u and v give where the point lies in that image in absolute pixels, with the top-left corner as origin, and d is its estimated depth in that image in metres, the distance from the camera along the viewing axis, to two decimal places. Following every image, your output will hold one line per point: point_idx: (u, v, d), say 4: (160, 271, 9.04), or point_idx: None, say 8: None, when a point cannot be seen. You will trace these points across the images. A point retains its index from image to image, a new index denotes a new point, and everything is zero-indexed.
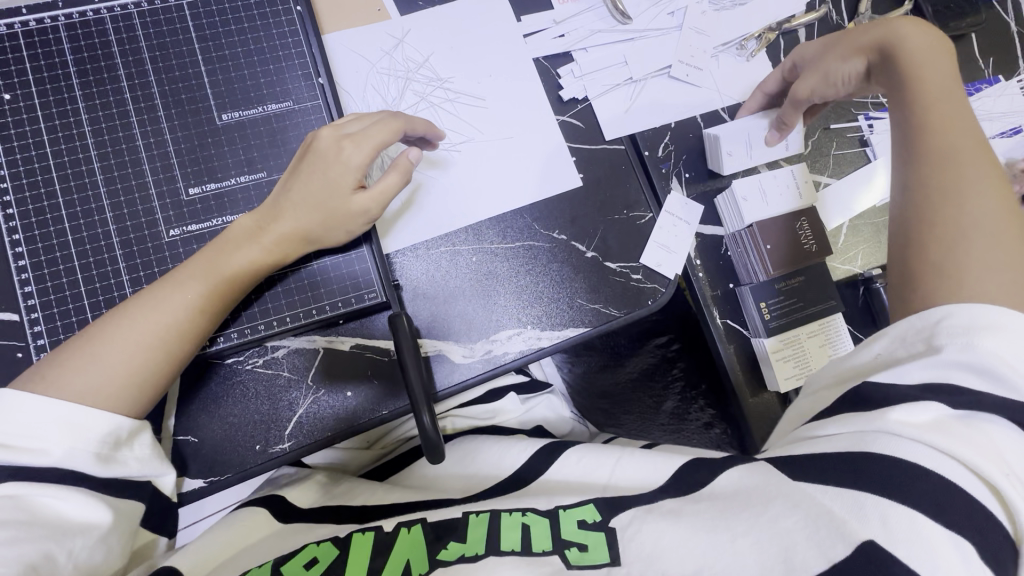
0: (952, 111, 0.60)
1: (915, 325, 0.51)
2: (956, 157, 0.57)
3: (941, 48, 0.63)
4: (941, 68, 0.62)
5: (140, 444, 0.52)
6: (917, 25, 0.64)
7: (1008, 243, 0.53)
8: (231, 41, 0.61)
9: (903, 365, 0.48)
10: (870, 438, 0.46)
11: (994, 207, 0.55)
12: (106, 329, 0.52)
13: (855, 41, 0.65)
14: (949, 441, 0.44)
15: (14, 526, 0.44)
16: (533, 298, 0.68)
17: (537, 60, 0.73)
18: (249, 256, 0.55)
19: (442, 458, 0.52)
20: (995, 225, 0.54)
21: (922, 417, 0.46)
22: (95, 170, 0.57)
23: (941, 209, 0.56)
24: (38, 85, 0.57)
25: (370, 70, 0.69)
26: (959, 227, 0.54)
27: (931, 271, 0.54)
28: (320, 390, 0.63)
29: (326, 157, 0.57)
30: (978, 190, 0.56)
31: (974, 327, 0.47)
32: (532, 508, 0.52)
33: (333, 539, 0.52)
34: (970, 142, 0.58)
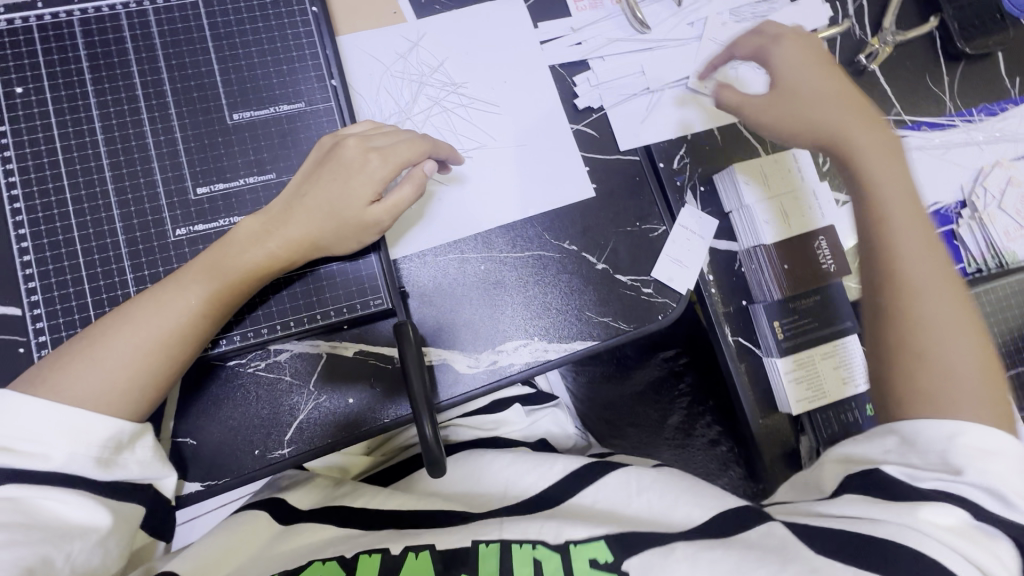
0: (913, 221, 0.58)
1: (925, 434, 0.49)
2: (920, 270, 0.56)
3: (893, 148, 0.61)
4: (892, 173, 0.60)
5: (142, 447, 0.51)
6: (864, 122, 0.62)
7: (983, 369, 0.52)
8: (246, 40, 0.60)
9: (915, 468, 0.48)
10: (893, 530, 0.45)
11: (959, 324, 0.54)
12: (110, 332, 0.50)
13: (815, 116, 0.63)
14: (969, 548, 0.44)
15: (12, 528, 0.43)
16: (542, 321, 0.66)
17: (553, 68, 0.72)
18: (255, 260, 0.54)
19: (442, 472, 0.51)
20: (965, 348, 0.53)
21: (946, 519, 0.45)
22: (103, 166, 0.56)
23: (917, 337, 0.54)
24: (50, 80, 0.56)
25: (384, 73, 0.68)
26: (936, 355, 0.53)
27: (916, 397, 0.52)
28: (322, 395, 0.62)
29: (349, 164, 0.56)
30: (944, 312, 0.54)
31: (985, 450, 0.47)
32: (542, 540, 0.50)
33: (340, 557, 0.51)
34: (932, 256, 0.57)
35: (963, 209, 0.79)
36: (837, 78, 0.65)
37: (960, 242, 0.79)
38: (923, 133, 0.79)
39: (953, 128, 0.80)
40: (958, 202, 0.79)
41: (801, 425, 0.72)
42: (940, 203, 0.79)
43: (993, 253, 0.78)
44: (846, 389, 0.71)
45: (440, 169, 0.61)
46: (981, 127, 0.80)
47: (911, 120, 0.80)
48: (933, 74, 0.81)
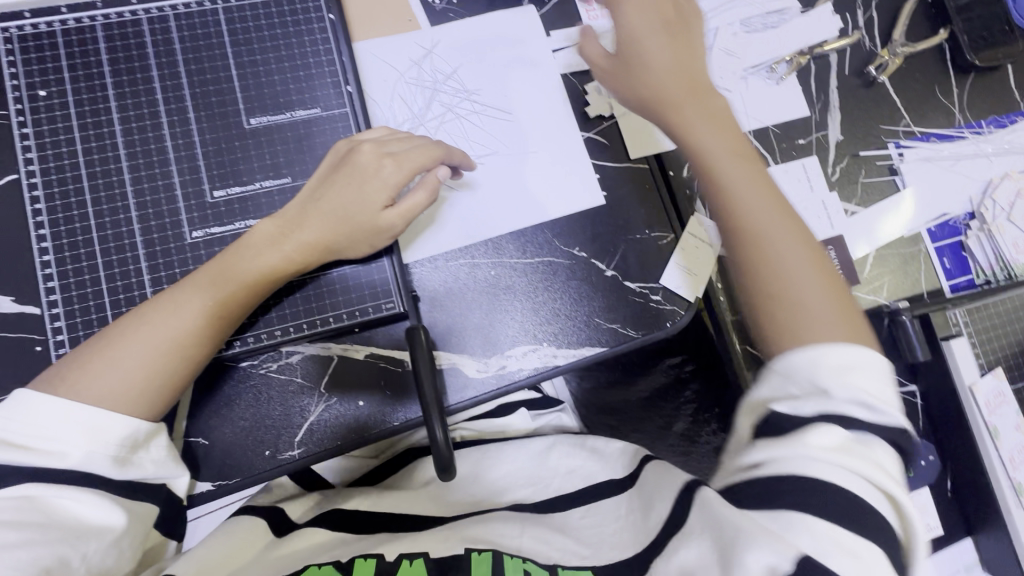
0: (743, 166, 0.57)
1: (793, 367, 0.47)
2: (772, 207, 0.55)
3: (710, 103, 0.61)
4: (698, 115, 0.60)
5: (156, 446, 0.52)
6: (662, 57, 0.63)
7: (831, 296, 0.51)
8: (264, 46, 0.61)
9: (799, 400, 0.45)
10: (791, 467, 0.42)
11: (808, 256, 0.53)
12: (125, 333, 0.51)
13: (636, 61, 0.63)
14: (856, 464, 0.41)
15: (29, 527, 0.44)
16: (551, 326, 0.67)
17: (565, 75, 0.72)
18: (269, 262, 0.54)
19: (453, 475, 0.52)
20: (817, 278, 0.51)
21: (830, 440, 0.43)
22: (123, 168, 0.57)
23: (765, 274, 0.52)
24: (73, 83, 0.57)
25: (398, 79, 0.69)
26: (793, 289, 0.51)
27: (780, 334, 0.50)
28: (332, 397, 0.62)
29: (364, 169, 0.56)
30: (791, 249, 0.53)
31: (847, 369, 0.46)
32: (533, 557, 0.49)
33: (335, 563, 0.50)
34: (756, 191, 0.56)
35: (972, 221, 0.79)
36: (666, 29, 0.64)
37: (968, 254, 0.78)
38: (932, 145, 0.79)
39: (962, 140, 0.80)
40: (967, 214, 0.79)
41: None
42: (949, 214, 0.79)
43: (1002, 265, 0.78)
44: None
45: (453, 174, 0.61)
46: (990, 138, 0.81)
47: (920, 131, 0.80)
48: (943, 85, 0.81)
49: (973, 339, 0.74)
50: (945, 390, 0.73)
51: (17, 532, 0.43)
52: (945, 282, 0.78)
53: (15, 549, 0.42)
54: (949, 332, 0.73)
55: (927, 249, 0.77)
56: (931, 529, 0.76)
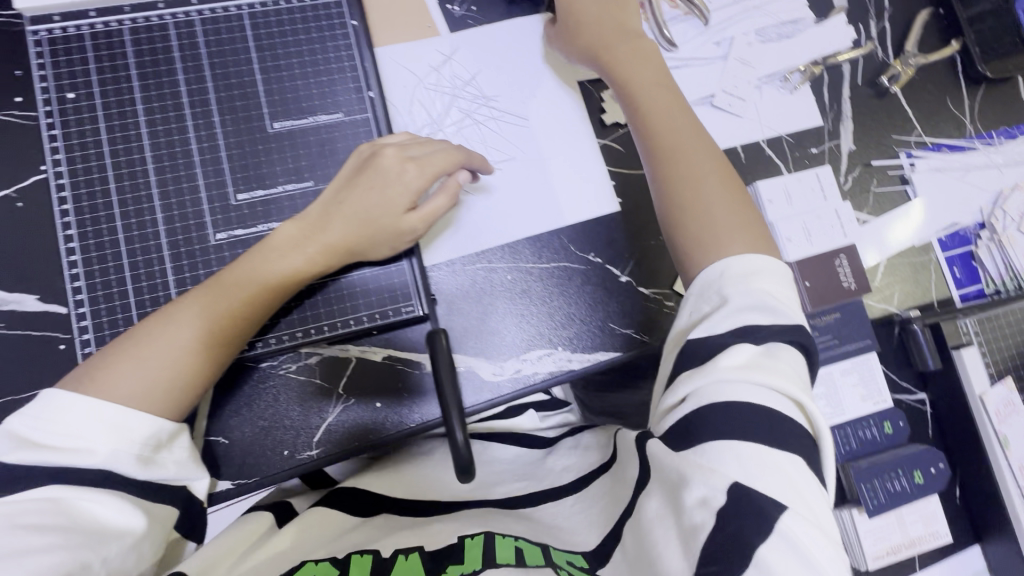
0: (665, 103, 0.63)
1: (705, 280, 0.53)
2: (690, 136, 0.61)
3: (637, 47, 0.67)
4: (627, 58, 0.66)
5: (179, 447, 0.52)
6: (597, 10, 0.68)
7: (736, 208, 0.57)
8: (288, 52, 0.62)
9: (710, 318, 0.50)
10: (706, 388, 0.46)
11: (721, 175, 0.59)
12: (156, 327, 0.53)
13: (575, 12, 0.68)
14: (764, 375, 0.46)
15: (53, 531, 0.43)
16: (566, 331, 0.68)
17: (581, 83, 0.73)
18: (293, 264, 0.55)
19: (471, 478, 0.52)
20: (726, 195, 0.58)
21: (739, 357, 0.47)
22: (149, 170, 0.58)
23: (680, 191, 0.58)
24: (100, 86, 0.58)
25: (418, 85, 0.70)
26: (705, 206, 0.57)
27: (693, 247, 0.56)
28: (350, 398, 0.63)
29: (387, 173, 0.57)
30: (706, 170, 0.59)
31: (749, 272, 0.52)
32: (523, 539, 0.49)
33: (330, 561, 0.49)
34: (679, 124, 0.62)
35: (982, 231, 0.79)
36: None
37: (979, 264, 0.79)
38: (943, 155, 0.80)
39: (973, 151, 0.81)
40: (977, 224, 0.80)
41: None
42: (960, 224, 0.80)
43: (1012, 275, 0.79)
44: (865, 406, 0.73)
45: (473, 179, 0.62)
46: (1001, 149, 0.81)
47: (931, 142, 0.81)
48: (954, 97, 0.82)
49: (983, 348, 0.75)
50: (956, 399, 0.74)
51: (41, 536, 0.42)
52: (955, 291, 0.78)
53: (39, 553, 0.41)
54: (960, 341, 0.73)
55: (938, 259, 0.78)
56: (939, 536, 0.76)
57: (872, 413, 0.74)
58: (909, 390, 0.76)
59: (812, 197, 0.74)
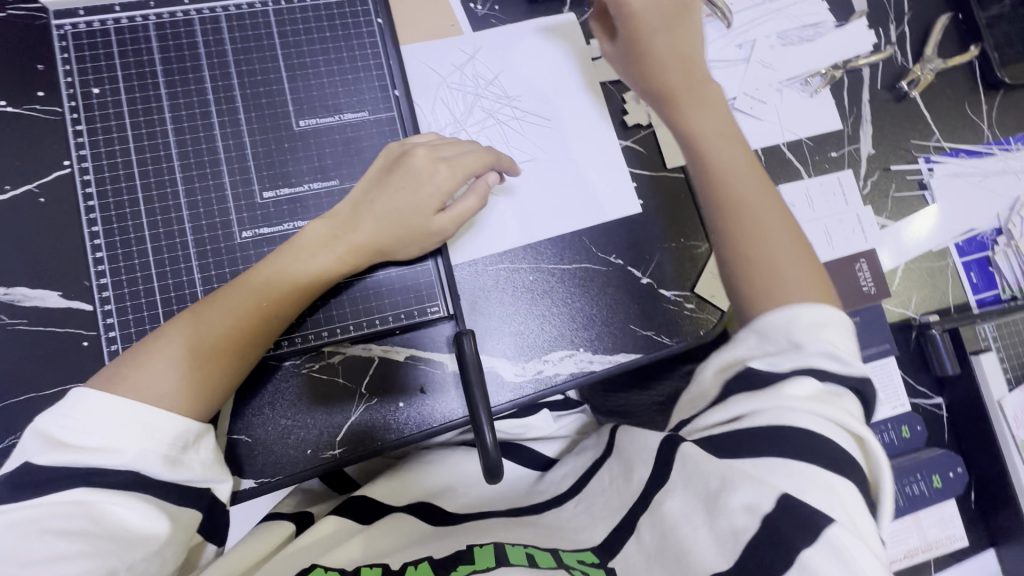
0: (731, 144, 0.60)
1: (773, 324, 0.49)
2: (753, 176, 0.59)
3: (705, 92, 0.63)
4: (690, 93, 0.63)
5: (205, 448, 0.52)
6: (663, 29, 0.64)
7: (803, 257, 0.55)
8: (313, 49, 0.62)
9: (775, 356, 0.48)
10: (768, 412, 0.44)
11: (786, 220, 0.56)
12: (148, 361, 0.51)
13: (638, 27, 0.63)
14: (831, 411, 0.44)
15: (81, 537, 0.42)
16: (587, 332, 0.68)
17: (604, 84, 0.73)
18: (322, 264, 0.55)
19: (499, 478, 0.53)
20: (790, 241, 0.55)
21: (803, 390, 0.45)
22: (175, 167, 0.57)
23: (751, 247, 0.55)
24: (126, 81, 0.58)
25: (441, 84, 0.70)
26: (769, 251, 0.54)
27: (757, 292, 0.53)
28: (373, 398, 0.63)
29: (417, 171, 0.57)
30: (771, 213, 0.56)
31: (822, 323, 0.49)
32: (535, 545, 0.48)
33: (341, 569, 0.48)
34: (743, 164, 0.59)
35: (999, 236, 0.80)
36: (667, 18, 0.63)
37: (995, 269, 0.79)
38: (960, 160, 0.80)
39: (990, 156, 0.81)
40: (994, 229, 0.80)
41: None
42: (977, 229, 0.80)
43: None
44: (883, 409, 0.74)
45: (500, 180, 0.62)
46: (1018, 155, 0.82)
47: (950, 147, 0.81)
48: (972, 102, 0.82)
49: (1002, 356, 0.75)
50: (973, 403, 0.74)
51: (69, 542, 0.42)
52: (972, 297, 0.79)
53: (66, 561, 0.41)
54: (978, 347, 0.74)
55: (955, 264, 0.78)
56: (952, 539, 0.76)
57: (889, 416, 0.75)
58: (927, 395, 0.77)
59: (835, 201, 0.76)
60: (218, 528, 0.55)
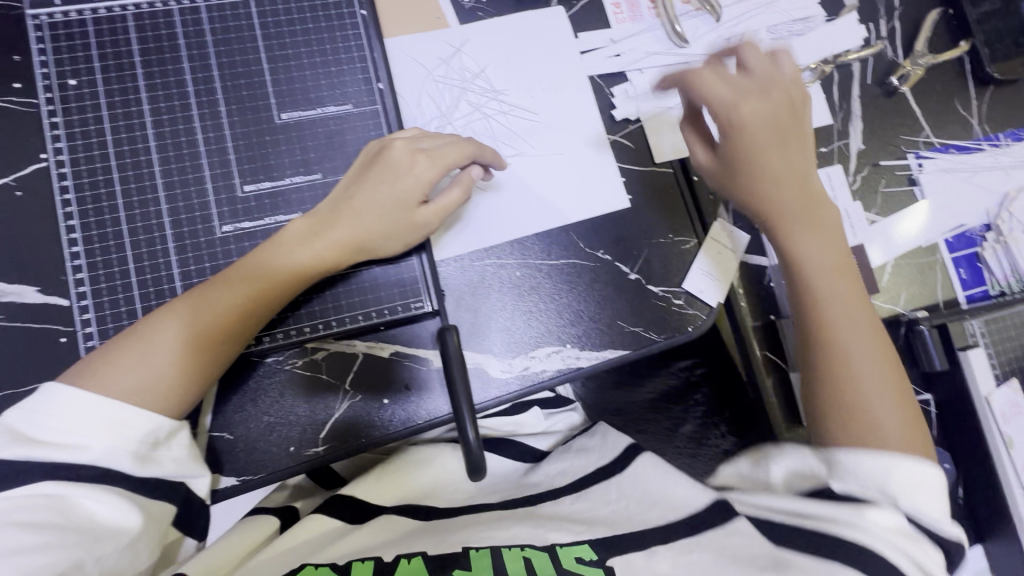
0: (840, 279, 0.62)
1: (863, 467, 0.54)
2: (851, 310, 0.61)
3: (824, 217, 0.65)
4: (801, 223, 0.64)
5: (177, 444, 0.51)
6: (771, 151, 0.64)
7: (898, 399, 0.58)
8: (295, 41, 0.61)
9: (854, 478, 0.54)
10: (845, 523, 0.48)
11: (882, 356, 0.59)
12: (154, 326, 0.52)
13: (742, 146, 0.64)
14: (909, 548, 0.47)
15: (47, 529, 0.43)
16: (575, 328, 0.67)
17: (592, 78, 0.73)
18: (303, 259, 0.54)
19: (484, 476, 0.52)
20: (882, 379, 0.58)
21: (887, 521, 0.49)
22: (153, 160, 0.57)
23: (840, 384, 0.59)
24: (103, 73, 0.57)
25: (427, 77, 0.69)
26: (859, 389, 0.58)
27: (840, 424, 0.57)
28: (357, 394, 0.62)
29: (398, 166, 0.56)
30: (867, 348, 0.59)
31: (913, 482, 0.53)
32: (530, 543, 0.49)
33: (331, 564, 0.49)
34: (847, 300, 0.62)
35: (988, 232, 0.79)
36: (780, 132, 0.65)
37: (984, 265, 0.79)
38: (950, 156, 0.80)
39: (980, 152, 0.81)
40: (983, 225, 0.80)
41: None
42: (966, 225, 0.80)
43: (1017, 278, 0.79)
44: None
45: (483, 174, 0.61)
46: (1008, 151, 0.81)
47: (940, 143, 0.81)
48: (962, 98, 0.82)
49: (989, 349, 0.75)
50: (961, 399, 0.74)
51: (35, 534, 0.42)
52: (960, 293, 0.79)
53: (31, 552, 0.42)
54: (966, 343, 0.74)
55: (944, 259, 0.78)
56: None
57: None
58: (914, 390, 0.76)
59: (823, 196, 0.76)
60: (195, 525, 0.54)
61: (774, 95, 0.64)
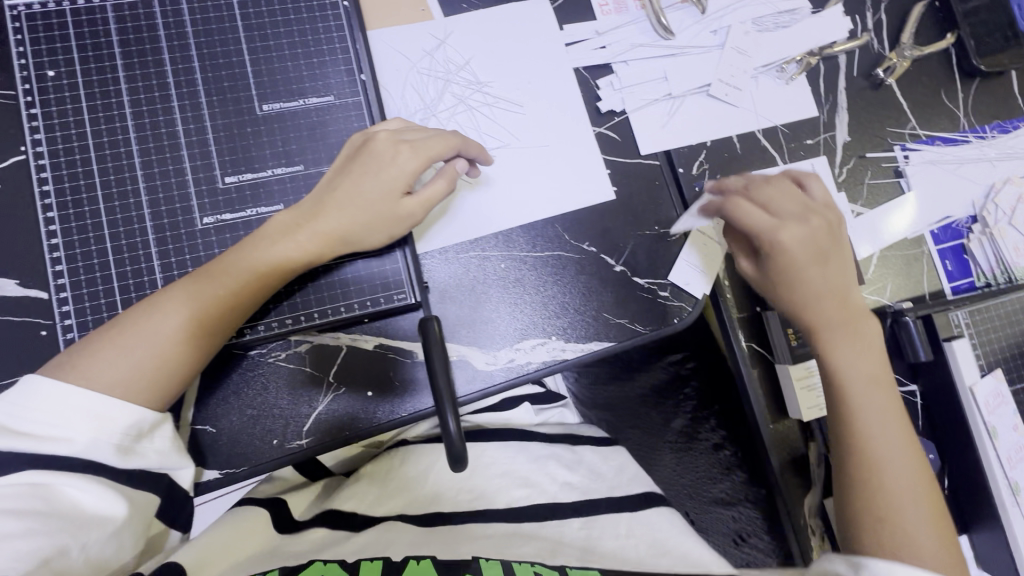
0: (880, 394, 0.63)
1: None
2: (888, 423, 0.62)
3: (862, 330, 0.65)
4: (843, 337, 0.64)
5: (160, 437, 0.51)
6: (817, 267, 0.65)
7: (934, 518, 0.58)
8: (277, 32, 0.61)
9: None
10: None
11: (915, 470, 0.60)
12: (157, 306, 0.52)
13: (786, 260, 0.64)
14: None
15: (31, 516, 0.43)
16: (561, 320, 0.67)
17: (577, 70, 0.73)
18: (285, 252, 0.54)
19: (464, 468, 0.51)
20: (918, 496, 0.59)
21: None
22: (133, 152, 0.56)
23: (876, 495, 0.59)
24: (82, 64, 0.56)
25: (411, 69, 0.69)
26: (892, 504, 0.58)
27: (874, 533, 0.58)
28: (340, 388, 0.62)
29: (380, 156, 0.56)
30: (902, 460, 0.60)
31: None
32: (541, 562, 0.48)
33: (341, 562, 0.48)
34: (885, 413, 0.62)
35: (974, 224, 0.80)
36: (820, 256, 0.65)
37: (970, 257, 0.79)
38: (937, 148, 0.80)
39: (966, 144, 0.81)
40: (969, 217, 0.80)
41: (811, 432, 0.75)
42: (952, 217, 0.80)
43: (1003, 269, 0.79)
44: None
45: (467, 168, 0.61)
46: (994, 143, 0.82)
47: (926, 135, 0.81)
48: (949, 90, 0.82)
49: (973, 340, 0.74)
50: (945, 390, 0.74)
51: (18, 520, 0.42)
52: (946, 284, 0.79)
53: (15, 538, 0.41)
54: (951, 334, 0.74)
55: (930, 251, 0.79)
56: None
57: None
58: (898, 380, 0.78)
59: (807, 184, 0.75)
60: (182, 516, 0.54)
61: (814, 221, 0.65)
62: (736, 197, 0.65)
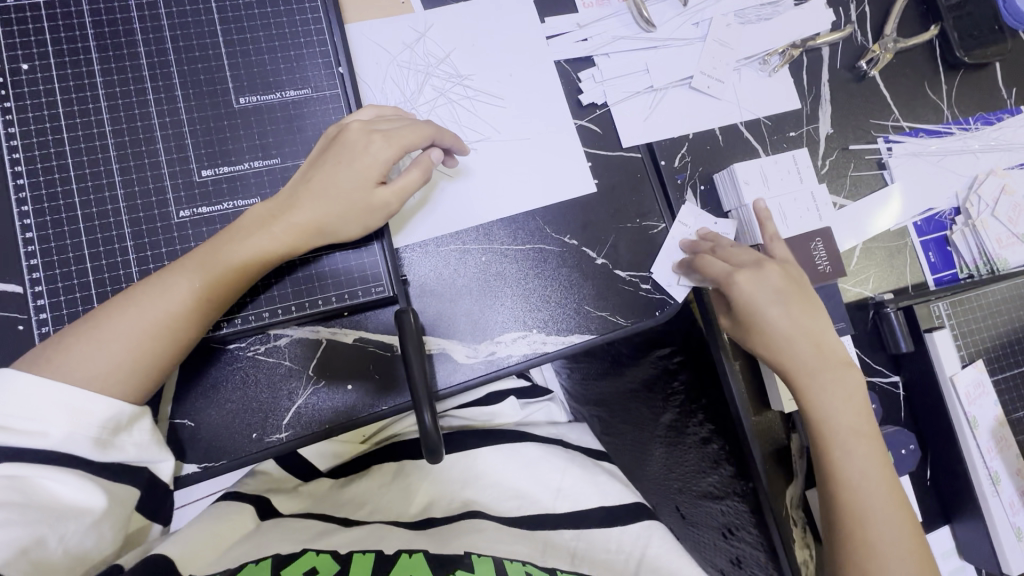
0: (857, 435, 0.65)
1: None
2: (865, 463, 0.64)
3: (839, 372, 0.67)
4: (823, 382, 0.66)
5: (140, 430, 0.51)
6: (786, 312, 0.67)
7: (910, 553, 0.62)
8: (253, 24, 0.60)
9: None
10: None
11: (891, 508, 0.63)
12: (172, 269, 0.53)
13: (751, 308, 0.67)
14: None
15: (10, 506, 0.43)
16: (541, 313, 0.67)
17: (558, 63, 0.72)
18: (261, 245, 0.54)
19: (441, 459, 0.52)
20: (895, 536, 0.62)
21: None
22: (108, 146, 0.56)
23: (856, 537, 0.62)
24: (56, 57, 0.56)
25: (391, 62, 0.69)
26: (870, 544, 0.62)
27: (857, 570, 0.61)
28: (319, 382, 0.62)
29: (354, 147, 0.56)
30: (879, 501, 0.63)
31: None
32: (532, 562, 0.48)
33: (333, 552, 0.48)
34: (863, 455, 0.65)
35: (957, 216, 0.80)
36: (788, 301, 0.67)
37: (953, 249, 0.80)
38: (920, 140, 0.80)
39: (949, 136, 0.81)
40: (953, 209, 0.80)
41: (792, 423, 0.77)
42: (935, 209, 0.80)
43: (985, 261, 0.79)
44: None
45: (443, 158, 0.61)
46: (978, 135, 0.82)
47: (909, 127, 0.81)
48: (932, 81, 0.82)
49: (956, 333, 0.74)
50: (927, 382, 0.75)
51: None
52: (929, 275, 0.79)
53: None
54: (932, 324, 0.74)
55: (913, 243, 0.79)
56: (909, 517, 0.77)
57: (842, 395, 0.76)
58: (883, 373, 0.78)
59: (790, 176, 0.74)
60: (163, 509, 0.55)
61: (771, 269, 0.68)
62: (703, 254, 0.69)
